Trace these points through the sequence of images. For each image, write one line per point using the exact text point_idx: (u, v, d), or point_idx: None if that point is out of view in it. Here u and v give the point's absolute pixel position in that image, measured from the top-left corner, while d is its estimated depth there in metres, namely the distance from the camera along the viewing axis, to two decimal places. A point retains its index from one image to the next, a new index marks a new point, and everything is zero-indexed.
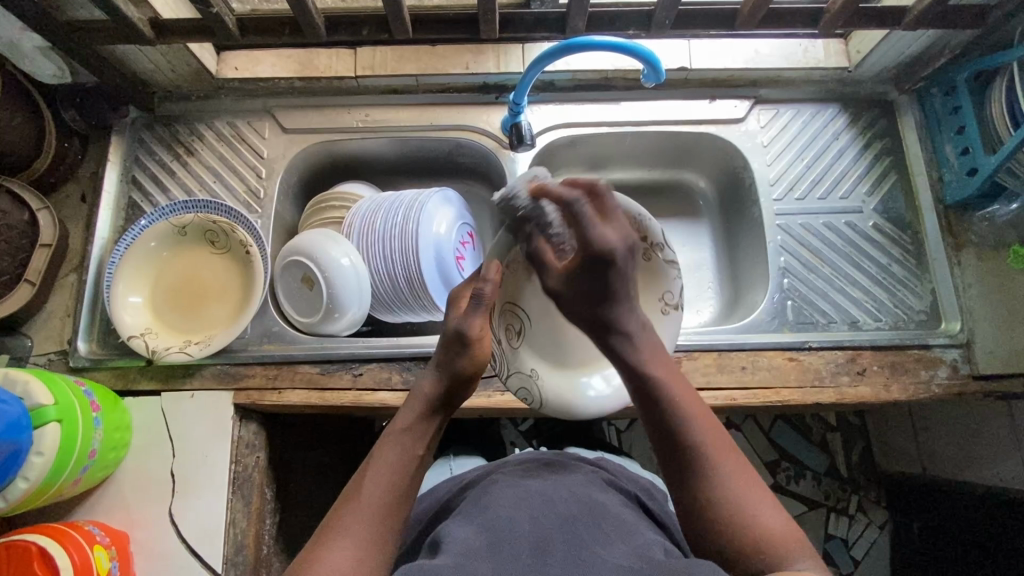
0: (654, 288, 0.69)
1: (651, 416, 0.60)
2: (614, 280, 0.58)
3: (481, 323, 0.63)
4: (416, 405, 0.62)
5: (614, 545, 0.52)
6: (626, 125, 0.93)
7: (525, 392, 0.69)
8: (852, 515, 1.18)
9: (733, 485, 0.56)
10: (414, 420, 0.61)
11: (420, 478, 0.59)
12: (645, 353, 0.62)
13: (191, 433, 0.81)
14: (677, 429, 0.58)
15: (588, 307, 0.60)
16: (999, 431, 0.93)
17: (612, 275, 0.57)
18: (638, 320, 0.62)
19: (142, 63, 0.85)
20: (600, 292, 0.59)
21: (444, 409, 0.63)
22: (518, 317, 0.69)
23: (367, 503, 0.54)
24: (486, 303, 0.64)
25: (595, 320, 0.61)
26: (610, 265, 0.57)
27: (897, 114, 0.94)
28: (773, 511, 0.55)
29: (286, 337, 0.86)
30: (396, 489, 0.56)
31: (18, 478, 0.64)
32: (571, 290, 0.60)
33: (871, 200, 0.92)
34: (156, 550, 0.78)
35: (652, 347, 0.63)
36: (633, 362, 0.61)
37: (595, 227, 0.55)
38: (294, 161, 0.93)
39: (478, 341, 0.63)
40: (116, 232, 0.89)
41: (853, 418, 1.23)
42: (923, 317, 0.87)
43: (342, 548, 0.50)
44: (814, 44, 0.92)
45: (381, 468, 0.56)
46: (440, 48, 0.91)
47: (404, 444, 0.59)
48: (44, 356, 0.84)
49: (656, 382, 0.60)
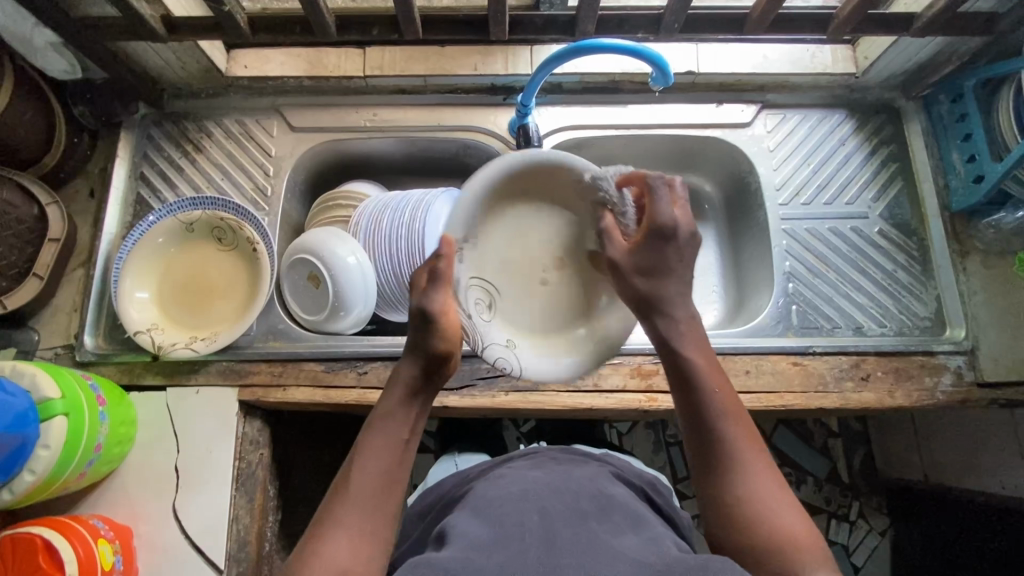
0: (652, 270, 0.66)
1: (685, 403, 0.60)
2: (675, 259, 0.62)
3: (445, 299, 0.57)
4: (396, 390, 0.58)
5: (625, 535, 0.53)
6: (632, 128, 0.93)
7: (504, 361, 0.64)
8: (853, 521, 1.18)
9: (757, 482, 0.55)
10: (394, 406, 0.58)
11: (410, 464, 0.57)
12: (688, 342, 0.61)
13: (196, 428, 0.81)
14: (711, 419, 0.58)
15: (640, 282, 0.61)
16: (1003, 439, 0.93)
17: (673, 252, 0.62)
18: (686, 310, 0.62)
19: (153, 59, 0.86)
20: (656, 262, 0.61)
21: (426, 390, 0.59)
22: (485, 288, 0.63)
23: (359, 495, 0.53)
24: (446, 276, 0.57)
25: (645, 295, 0.61)
26: (672, 241, 0.62)
27: (904, 120, 0.94)
28: (796, 515, 0.54)
29: (292, 334, 0.86)
30: (387, 479, 0.55)
31: (24, 471, 0.64)
32: (628, 264, 0.62)
33: (877, 205, 0.92)
34: (158, 545, 0.78)
35: (694, 336, 0.62)
36: (674, 348, 0.61)
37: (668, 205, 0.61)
38: (301, 159, 0.93)
39: (444, 317, 0.57)
40: (124, 226, 0.89)
41: (855, 424, 1.23)
42: (928, 323, 0.87)
43: (339, 539, 0.51)
44: (822, 49, 0.93)
45: (368, 459, 0.55)
46: (449, 49, 0.91)
47: (387, 432, 0.57)
48: (50, 350, 0.85)
49: (693, 370, 0.60)
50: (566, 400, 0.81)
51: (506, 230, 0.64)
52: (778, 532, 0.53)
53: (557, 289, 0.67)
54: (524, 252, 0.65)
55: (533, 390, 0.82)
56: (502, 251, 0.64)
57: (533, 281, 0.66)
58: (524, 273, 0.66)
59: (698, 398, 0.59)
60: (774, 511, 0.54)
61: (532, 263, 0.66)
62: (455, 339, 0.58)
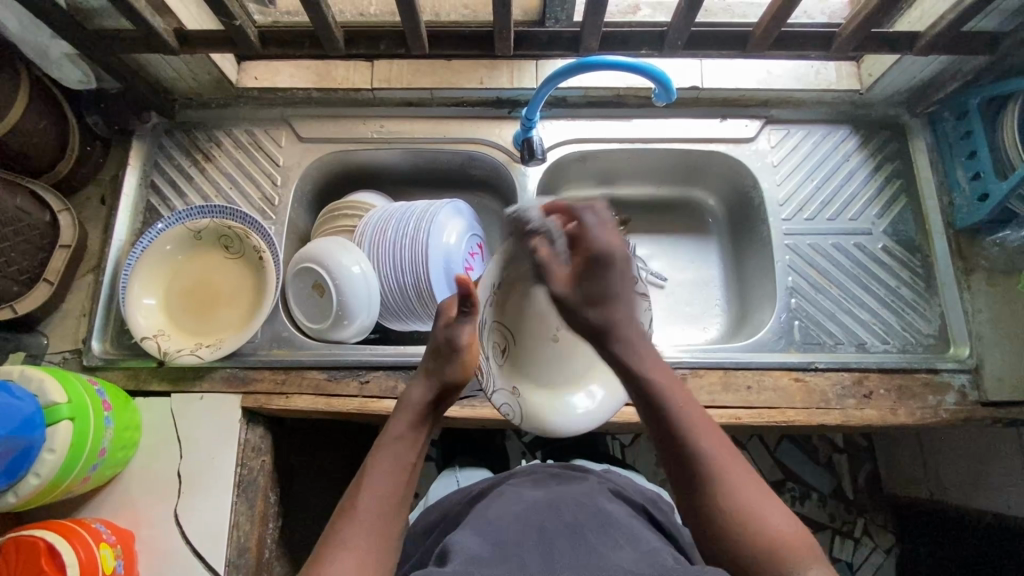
0: None
1: (656, 422, 0.61)
2: (617, 280, 0.64)
3: (470, 331, 0.64)
4: (406, 414, 0.62)
5: (622, 550, 0.53)
6: (637, 142, 0.94)
7: (510, 408, 0.67)
8: (857, 539, 1.17)
9: (734, 482, 0.55)
10: (405, 429, 0.61)
11: (415, 485, 0.59)
12: (646, 362, 0.64)
13: (200, 435, 0.82)
14: (682, 431, 0.59)
15: (589, 310, 0.64)
16: (1007, 458, 0.92)
17: (616, 276, 0.64)
18: (637, 333, 0.65)
19: (165, 71, 0.88)
20: (592, 286, 0.64)
21: (431, 417, 0.64)
22: (500, 336, 0.69)
23: (365, 514, 0.53)
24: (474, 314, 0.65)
25: (603, 327, 0.64)
26: (614, 267, 0.64)
27: (909, 137, 0.94)
28: (779, 512, 0.54)
29: (295, 342, 0.87)
30: (392, 498, 0.55)
31: (29, 474, 0.65)
32: (576, 293, 0.64)
33: (881, 222, 0.92)
34: (160, 550, 0.79)
35: (654, 359, 0.64)
36: (639, 370, 0.63)
37: (600, 234, 0.64)
38: (308, 169, 0.94)
39: (468, 349, 0.64)
40: (134, 233, 0.91)
41: (860, 440, 1.22)
42: (932, 341, 0.86)
43: (348, 555, 0.50)
44: (826, 66, 0.93)
45: (377, 479, 0.56)
46: (456, 63, 0.92)
47: (397, 454, 0.59)
48: (58, 355, 0.86)
49: (660, 390, 0.62)
50: None
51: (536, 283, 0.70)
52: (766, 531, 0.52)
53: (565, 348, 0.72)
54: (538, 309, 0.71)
55: None
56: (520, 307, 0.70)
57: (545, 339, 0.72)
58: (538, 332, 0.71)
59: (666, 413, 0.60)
60: (754, 508, 0.53)
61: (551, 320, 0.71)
62: (472, 370, 0.65)
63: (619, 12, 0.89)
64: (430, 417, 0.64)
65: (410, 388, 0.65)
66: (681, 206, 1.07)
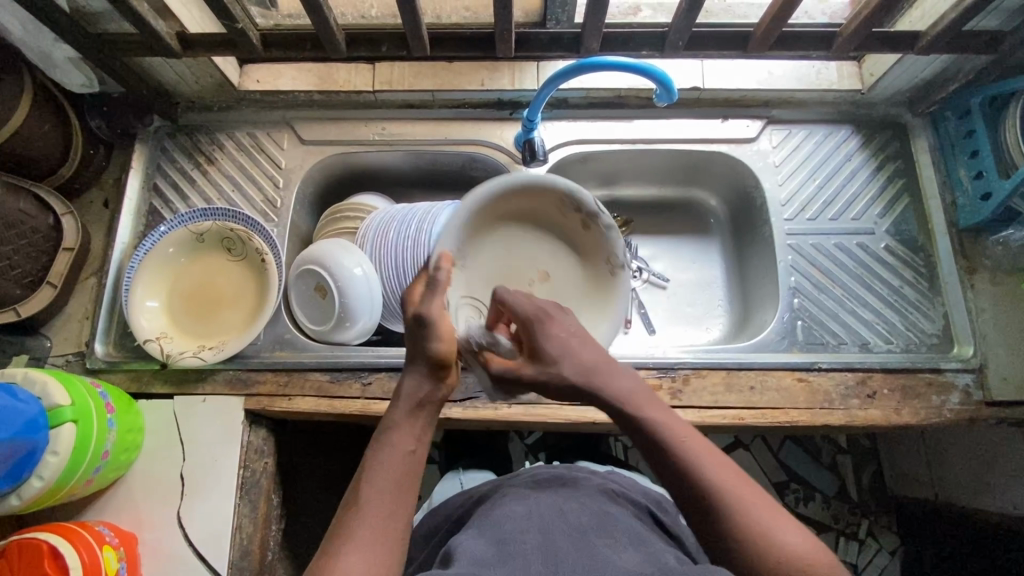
0: (596, 252, 0.78)
1: (658, 465, 0.55)
2: (564, 333, 0.62)
3: (439, 303, 0.60)
4: (400, 407, 0.59)
5: (626, 552, 0.53)
6: (638, 143, 0.94)
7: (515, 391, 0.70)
8: (862, 540, 1.16)
9: (755, 513, 0.51)
10: (401, 420, 0.59)
11: (419, 476, 0.57)
12: (633, 398, 0.58)
13: (203, 437, 0.82)
14: (689, 466, 0.53)
15: (560, 368, 0.60)
16: (1012, 458, 0.91)
17: (557, 325, 0.63)
18: (617, 373, 0.60)
19: (167, 74, 0.88)
20: (544, 353, 0.61)
21: (429, 405, 0.60)
22: (475, 307, 0.72)
23: (368, 512, 0.52)
24: (442, 286, 0.61)
25: (579, 372, 0.60)
26: (549, 317, 0.63)
27: (911, 136, 0.94)
28: (792, 528, 0.51)
29: (297, 344, 0.87)
30: (395, 490, 0.54)
31: (33, 477, 0.65)
32: (539, 361, 0.62)
33: (883, 221, 0.92)
34: (163, 552, 0.78)
35: (640, 395, 0.59)
36: (630, 409, 0.58)
37: (512, 297, 0.65)
38: (310, 171, 0.94)
39: (440, 321, 0.59)
40: (136, 236, 0.91)
41: (864, 441, 1.21)
42: (935, 340, 0.86)
43: (353, 555, 0.49)
44: (827, 66, 0.93)
45: (376, 474, 0.55)
46: (457, 65, 0.93)
47: (393, 447, 0.57)
48: (62, 357, 0.86)
49: (656, 427, 0.56)
50: (568, 415, 0.81)
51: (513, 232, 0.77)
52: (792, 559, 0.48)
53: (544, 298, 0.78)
54: (510, 266, 0.77)
55: (535, 403, 0.82)
56: (492, 266, 0.76)
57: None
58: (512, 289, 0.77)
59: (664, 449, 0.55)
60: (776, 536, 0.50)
61: (523, 269, 0.77)
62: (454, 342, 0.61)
63: (620, 13, 0.89)
64: (426, 406, 0.60)
65: (401, 383, 0.61)
66: (683, 206, 1.07)
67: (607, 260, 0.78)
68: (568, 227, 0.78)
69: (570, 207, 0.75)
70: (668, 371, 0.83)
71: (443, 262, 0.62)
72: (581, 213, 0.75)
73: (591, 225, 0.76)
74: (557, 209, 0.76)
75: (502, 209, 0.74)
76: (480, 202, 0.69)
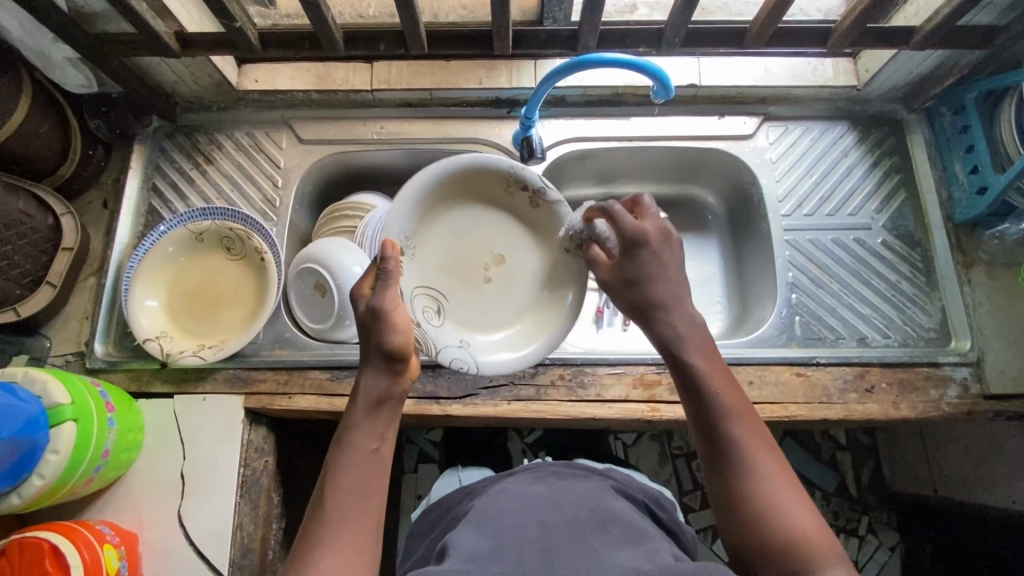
0: (552, 231, 0.79)
1: (692, 409, 0.59)
2: (653, 264, 0.64)
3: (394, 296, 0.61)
4: (359, 406, 0.58)
5: (622, 549, 0.53)
6: (635, 141, 0.95)
7: (460, 361, 0.75)
8: (862, 536, 1.16)
9: (767, 481, 0.53)
10: (362, 418, 0.58)
11: (387, 474, 0.57)
12: (689, 345, 0.61)
13: (201, 437, 0.82)
14: (719, 420, 0.56)
15: (631, 292, 0.65)
16: (1011, 452, 0.92)
17: (650, 257, 0.65)
18: (689, 313, 0.63)
19: (165, 74, 0.88)
20: (629, 273, 0.65)
21: (391, 399, 0.59)
22: (430, 296, 0.77)
23: (340, 514, 0.53)
24: (392, 277, 0.61)
25: (643, 304, 0.64)
26: (646, 244, 0.65)
27: (906, 132, 0.95)
28: (801, 505, 0.52)
29: (297, 342, 0.87)
30: (364, 486, 0.55)
31: (32, 475, 0.65)
32: (618, 278, 0.67)
33: (880, 217, 0.92)
34: (163, 551, 0.79)
35: (700, 341, 0.62)
36: (681, 354, 0.61)
37: (629, 220, 0.65)
38: (309, 170, 0.95)
39: (392, 312, 0.59)
40: (136, 236, 0.91)
41: (863, 437, 1.22)
42: (933, 334, 0.86)
43: (326, 560, 0.49)
44: (823, 62, 0.94)
45: (344, 474, 0.55)
46: (454, 64, 0.93)
47: (357, 446, 0.56)
48: (61, 357, 0.86)
49: (700, 377, 0.59)
50: (567, 412, 0.81)
51: (464, 218, 0.80)
52: (792, 530, 0.51)
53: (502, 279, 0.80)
54: (465, 248, 0.80)
55: (534, 399, 0.82)
56: (445, 251, 0.79)
57: (477, 281, 0.81)
58: (468, 274, 0.80)
59: (706, 401, 0.58)
60: (783, 505, 0.52)
61: (479, 255, 0.80)
62: (409, 335, 0.60)
63: (616, 11, 0.90)
64: (385, 402, 0.59)
65: (361, 379, 0.60)
66: (682, 204, 1.07)
67: (556, 236, 0.79)
68: (517, 206, 0.80)
69: (514, 185, 0.78)
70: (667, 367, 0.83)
71: (388, 249, 0.61)
72: (528, 190, 0.78)
73: (539, 202, 0.79)
74: (502, 188, 0.79)
75: (448, 193, 0.78)
76: (421, 188, 0.75)
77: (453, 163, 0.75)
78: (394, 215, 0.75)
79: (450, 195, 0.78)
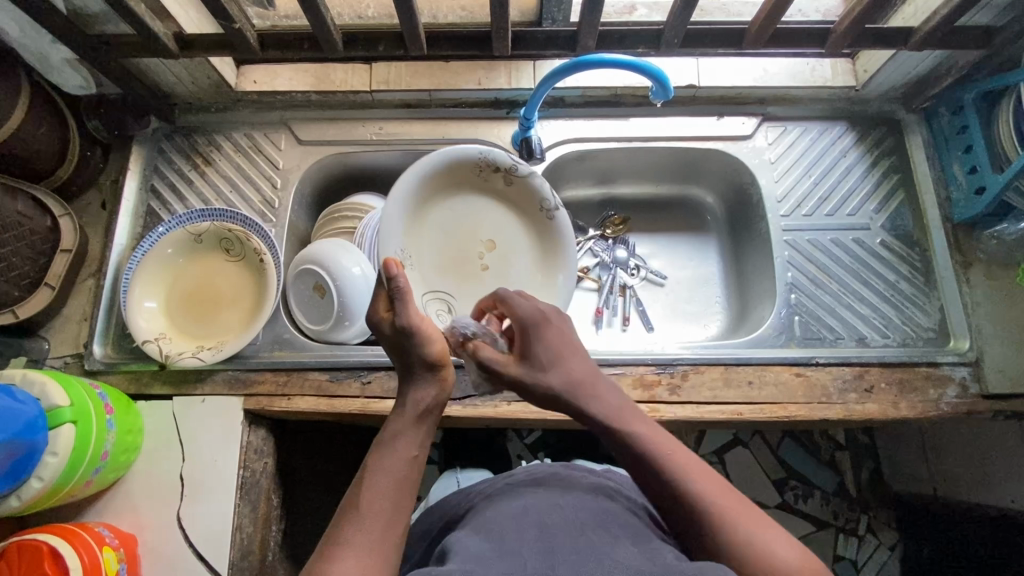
0: (533, 203, 0.84)
1: (644, 479, 0.56)
2: (559, 342, 0.66)
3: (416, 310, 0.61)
4: (406, 413, 0.59)
5: (624, 548, 0.53)
6: (634, 142, 0.95)
7: None
8: (862, 536, 1.16)
9: (742, 526, 0.50)
10: (403, 426, 0.58)
11: (419, 479, 0.56)
12: (624, 416, 0.59)
13: (201, 438, 0.82)
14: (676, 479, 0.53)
15: (545, 378, 0.63)
16: (1010, 452, 0.92)
17: (554, 332, 0.66)
18: (607, 388, 0.62)
19: (164, 75, 0.88)
20: (533, 355, 0.65)
21: (435, 409, 0.60)
22: (441, 299, 0.82)
23: (371, 514, 0.51)
24: (406, 292, 0.61)
25: (564, 385, 0.62)
26: (545, 324, 0.67)
27: (905, 132, 0.95)
28: (781, 540, 0.50)
29: (296, 343, 0.87)
30: (397, 489, 0.54)
31: (32, 478, 0.65)
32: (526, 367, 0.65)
33: (878, 217, 0.92)
34: (162, 552, 0.78)
35: (627, 412, 0.60)
36: (617, 426, 0.58)
37: (521, 302, 0.69)
38: (307, 171, 0.95)
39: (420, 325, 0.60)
40: (134, 237, 0.91)
41: (862, 437, 1.22)
42: (932, 334, 0.87)
43: (350, 559, 0.48)
44: (822, 62, 0.94)
45: (378, 474, 0.54)
46: (453, 65, 0.93)
47: (395, 450, 0.56)
48: (60, 359, 0.86)
49: (642, 442, 0.56)
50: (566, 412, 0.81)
51: (449, 211, 0.84)
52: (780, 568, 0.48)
53: (497, 264, 0.85)
54: (457, 240, 0.84)
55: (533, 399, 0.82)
56: (440, 246, 0.83)
57: (476, 270, 0.85)
58: (466, 265, 0.84)
59: (657, 465, 0.55)
60: (765, 545, 0.49)
61: (472, 242, 0.85)
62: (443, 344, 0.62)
63: (615, 12, 0.90)
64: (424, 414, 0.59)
65: (406, 393, 0.61)
66: (681, 204, 1.07)
67: (540, 207, 0.84)
68: (495, 188, 0.84)
69: (487, 169, 0.82)
70: (666, 368, 0.83)
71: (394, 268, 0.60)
72: (500, 171, 0.82)
73: (512, 178, 0.83)
74: (476, 173, 0.83)
75: (429, 190, 0.81)
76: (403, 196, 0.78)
77: (427, 164, 0.78)
78: (384, 233, 0.77)
79: (432, 193, 0.82)
